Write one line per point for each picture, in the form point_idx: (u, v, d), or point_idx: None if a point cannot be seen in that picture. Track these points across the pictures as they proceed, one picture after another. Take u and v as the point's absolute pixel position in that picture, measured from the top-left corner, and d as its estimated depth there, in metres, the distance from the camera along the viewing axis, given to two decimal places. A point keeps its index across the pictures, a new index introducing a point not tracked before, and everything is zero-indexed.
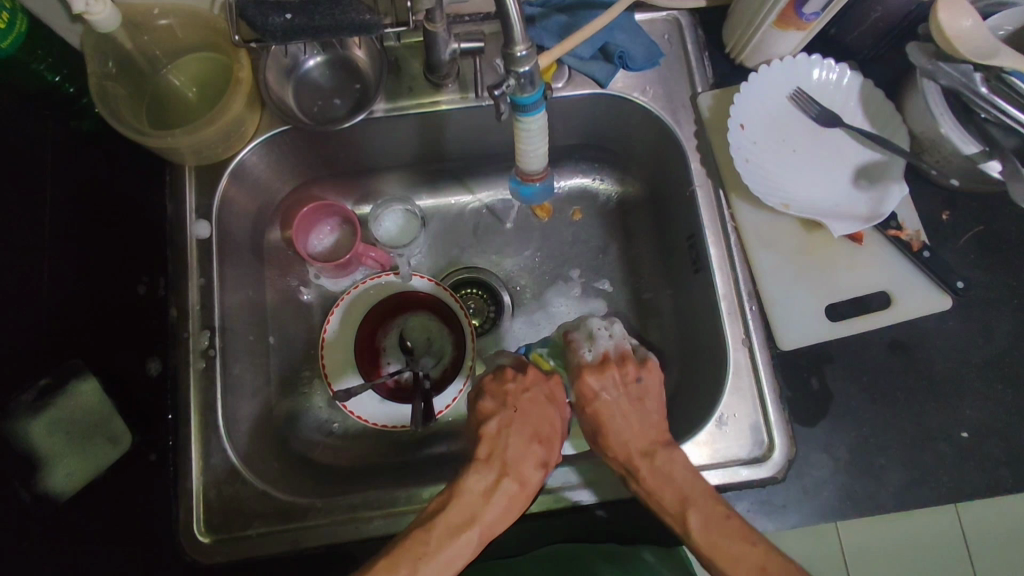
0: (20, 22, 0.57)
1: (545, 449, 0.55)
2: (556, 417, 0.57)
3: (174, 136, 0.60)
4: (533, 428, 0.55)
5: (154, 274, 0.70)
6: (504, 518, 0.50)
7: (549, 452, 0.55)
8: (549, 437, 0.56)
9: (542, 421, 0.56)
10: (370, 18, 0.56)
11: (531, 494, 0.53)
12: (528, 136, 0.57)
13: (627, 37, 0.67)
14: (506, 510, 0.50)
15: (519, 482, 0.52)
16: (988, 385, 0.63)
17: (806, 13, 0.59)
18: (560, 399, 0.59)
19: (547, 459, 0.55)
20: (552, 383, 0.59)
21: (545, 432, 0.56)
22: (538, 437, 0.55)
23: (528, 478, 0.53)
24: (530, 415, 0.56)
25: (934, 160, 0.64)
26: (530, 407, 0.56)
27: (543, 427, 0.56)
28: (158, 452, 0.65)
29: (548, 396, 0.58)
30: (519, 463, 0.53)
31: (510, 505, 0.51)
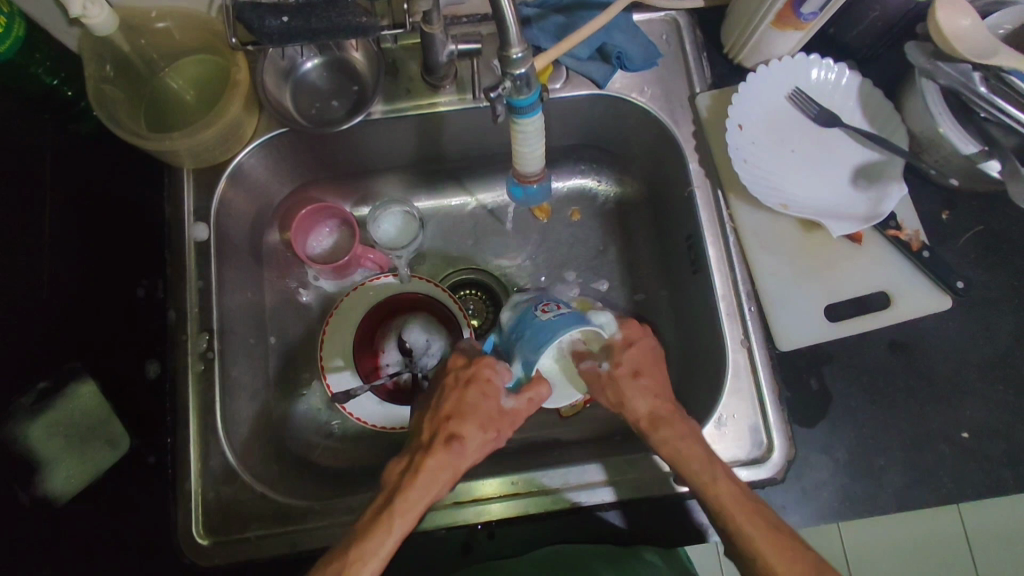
0: (17, 27, 0.57)
1: (457, 426, 0.52)
2: (473, 393, 0.54)
3: (170, 140, 0.60)
4: (447, 409, 0.54)
5: (155, 277, 0.69)
6: (423, 493, 0.49)
7: (465, 428, 0.52)
8: (466, 412, 0.53)
9: (457, 396, 0.54)
10: (366, 21, 0.55)
11: (452, 467, 0.51)
12: (525, 138, 0.57)
13: (624, 37, 0.67)
14: (426, 487, 0.50)
15: (428, 460, 0.51)
16: (988, 385, 0.62)
17: (805, 13, 0.59)
18: (488, 374, 0.55)
19: (464, 433, 0.52)
20: (475, 362, 0.55)
21: (461, 408, 0.53)
22: (450, 415, 0.53)
23: (442, 452, 0.51)
24: (445, 399, 0.55)
25: (933, 160, 0.64)
26: (444, 392, 0.55)
27: (458, 406, 0.54)
28: (158, 455, 0.64)
29: (468, 375, 0.55)
30: (438, 440, 0.52)
31: (427, 481, 0.50)
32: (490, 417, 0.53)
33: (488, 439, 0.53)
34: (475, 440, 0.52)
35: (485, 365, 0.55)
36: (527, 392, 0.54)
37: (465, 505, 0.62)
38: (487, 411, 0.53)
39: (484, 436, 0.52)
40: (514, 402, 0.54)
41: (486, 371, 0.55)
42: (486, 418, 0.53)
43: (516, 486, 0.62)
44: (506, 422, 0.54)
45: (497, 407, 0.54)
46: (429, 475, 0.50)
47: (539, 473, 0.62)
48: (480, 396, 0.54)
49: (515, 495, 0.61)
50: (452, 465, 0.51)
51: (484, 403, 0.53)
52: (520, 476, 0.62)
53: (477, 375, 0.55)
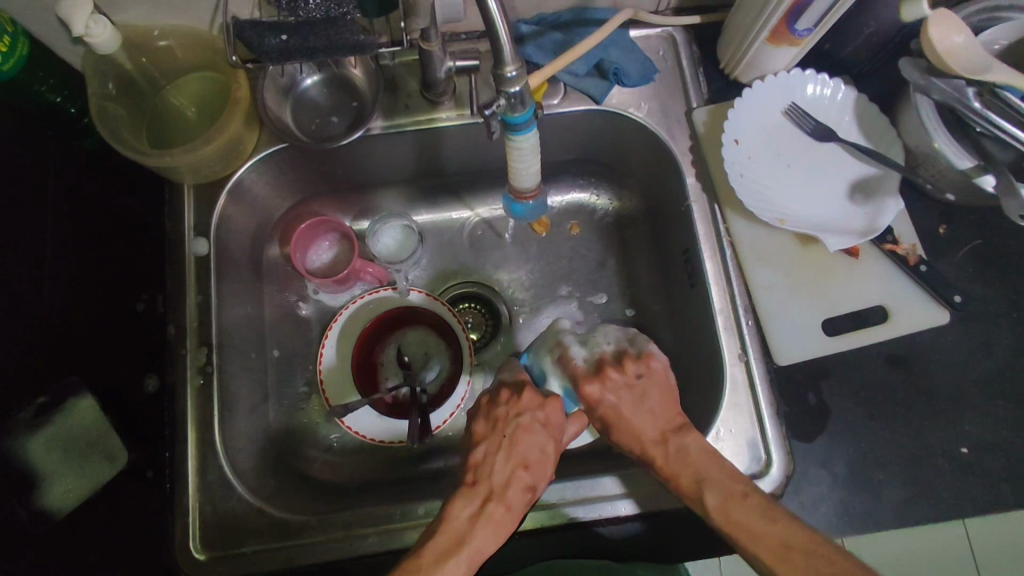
0: (22, 46, 0.57)
1: (535, 472, 0.52)
2: (543, 439, 0.53)
3: (171, 156, 0.61)
4: (518, 450, 0.52)
5: (154, 292, 0.70)
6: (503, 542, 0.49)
7: (539, 475, 0.52)
8: (541, 458, 0.53)
9: (520, 434, 0.53)
10: (364, 38, 0.57)
11: (520, 517, 0.50)
12: (520, 155, 0.57)
13: (621, 54, 0.68)
14: (498, 535, 0.47)
15: (506, 510, 0.49)
16: (988, 400, 0.62)
17: (799, 29, 0.59)
18: (557, 419, 0.55)
19: (535, 483, 0.52)
20: (548, 404, 0.55)
21: (543, 454, 0.53)
22: (526, 462, 0.52)
23: (516, 501, 0.50)
24: (520, 441, 0.53)
25: (929, 175, 0.64)
26: (518, 431, 0.53)
27: (532, 453, 0.52)
28: (154, 470, 0.64)
29: (543, 418, 0.54)
30: (508, 483, 0.50)
31: (502, 529, 0.48)
32: (553, 461, 0.54)
33: (544, 483, 0.54)
34: (540, 484, 0.53)
35: (554, 409, 0.56)
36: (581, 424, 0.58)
37: None
38: (550, 457, 0.54)
39: (547, 479, 0.53)
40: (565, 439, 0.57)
41: (554, 416, 0.55)
42: (551, 464, 0.53)
43: None
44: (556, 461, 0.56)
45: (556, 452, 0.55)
46: (503, 521, 0.48)
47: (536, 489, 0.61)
48: (553, 442, 0.54)
49: None
50: (522, 515, 0.50)
51: (555, 446, 0.54)
52: None
53: (550, 418, 0.55)
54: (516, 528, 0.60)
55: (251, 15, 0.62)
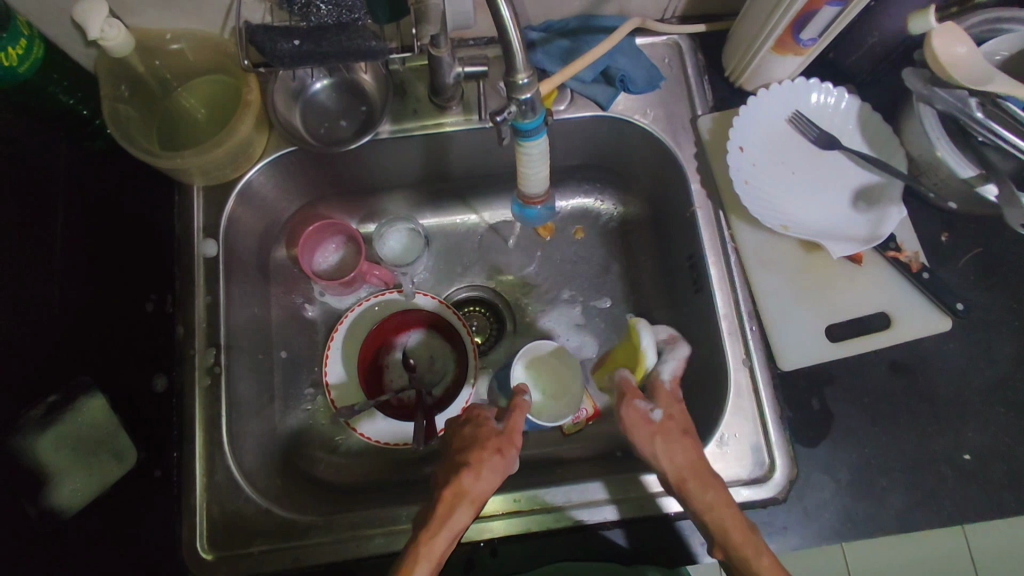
0: (37, 49, 0.58)
1: (467, 455, 0.54)
2: (466, 427, 0.58)
3: (182, 158, 0.62)
4: (453, 450, 0.56)
5: (164, 292, 0.70)
6: (455, 521, 0.50)
7: (474, 456, 0.53)
8: (468, 447, 0.55)
9: (452, 440, 0.58)
10: (375, 44, 0.58)
11: (468, 497, 0.51)
12: (529, 160, 0.58)
13: (627, 61, 0.69)
14: (439, 523, 0.49)
15: (442, 493, 0.51)
16: (989, 408, 0.63)
17: (804, 39, 0.60)
18: (479, 412, 0.59)
19: (472, 460, 0.53)
20: (467, 411, 0.61)
21: (464, 440, 0.56)
22: (456, 454, 0.55)
23: (459, 487, 0.51)
24: (453, 442, 0.57)
25: (932, 183, 0.65)
26: (449, 439, 0.58)
27: (461, 445, 0.56)
28: (163, 469, 0.65)
29: (466, 417, 0.60)
30: (445, 474, 0.53)
31: (443, 514, 0.50)
32: (498, 439, 0.55)
33: (499, 457, 0.54)
34: (486, 466, 0.53)
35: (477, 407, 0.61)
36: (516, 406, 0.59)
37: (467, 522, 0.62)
38: (484, 437, 0.56)
39: (495, 454, 0.54)
40: (505, 424, 0.57)
41: (477, 412, 0.59)
42: (489, 442, 0.55)
43: (518, 504, 0.62)
44: (509, 444, 0.55)
45: (498, 433, 0.56)
46: (442, 508, 0.50)
47: (542, 491, 0.63)
48: (475, 427, 0.57)
49: (518, 513, 0.62)
50: (464, 492, 0.51)
51: (479, 430, 0.56)
52: (523, 494, 0.63)
53: (472, 416, 0.60)
54: (521, 530, 0.62)
55: (263, 20, 0.62)
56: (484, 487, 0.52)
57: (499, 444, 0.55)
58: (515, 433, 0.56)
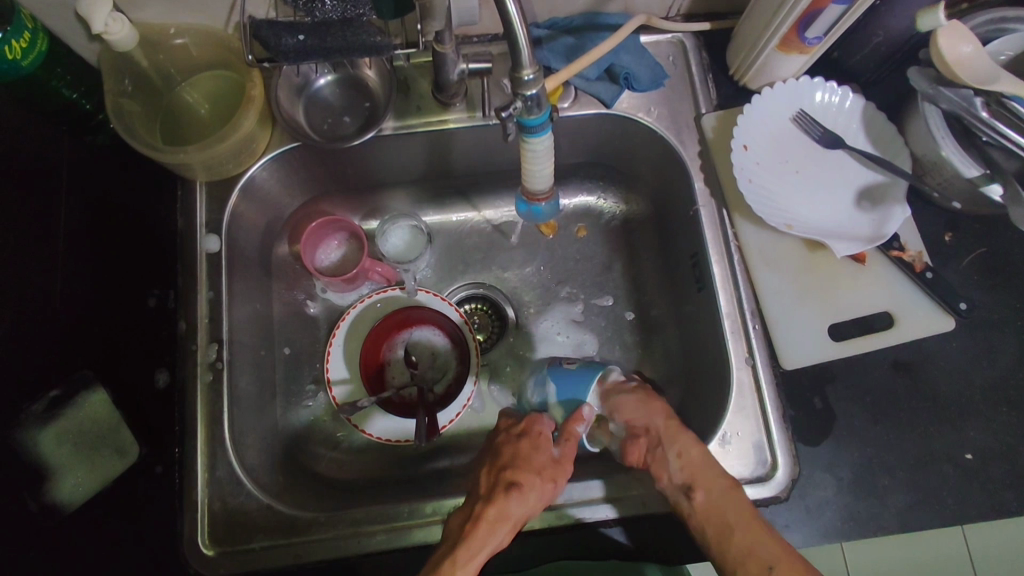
0: (41, 42, 0.58)
1: (518, 474, 0.54)
2: (521, 444, 0.58)
3: (183, 153, 0.61)
4: (504, 465, 0.55)
5: (166, 286, 0.69)
6: (494, 541, 0.49)
7: (526, 478, 0.54)
8: (522, 464, 0.55)
9: (501, 454, 0.57)
10: (380, 40, 0.58)
11: (512, 515, 0.51)
12: (534, 157, 0.58)
13: (631, 59, 0.69)
14: (483, 536, 0.49)
15: (489, 508, 0.51)
16: (991, 407, 0.63)
17: (809, 37, 0.60)
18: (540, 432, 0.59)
19: (522, 480, 0.53)
20: (526, 422, 0.60)
21: (521, 457, 0.56)
22: (508, 469, 0.54)
23: (505, 507, 0.51)
24: (505, 456, 0.57)
25: (936, 183, 0.65)
26: (500, 451, 0.58)
27: (515, 460, 0.56)
28: (165, 465, 0.64)
29: (521, 432, 0.59)
30: (491, 491, 0.53)
31: (489, 528, 0.49)
32: (551, 468, 0.56)
33: (545, 485, 0.55)
34: (534, 489, 0.54)
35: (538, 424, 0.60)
36: (570, 431, 0.59)
37: None
38: (539, 462, 0.56)
39: (543, 481, 0.54)
40: (561, 453, 0.58)
41: (536, 430, 0.59)
42: (543, 467, 0.55)
43: None
44: (561, 475, 0.56)
45: (552, 462, 0.57)
46: (487, 522, 0.50)
47: None
48: (533, 446, 0.57)
49: None
50: (510, 513, 0.51)
51: (536, 455, 0.57)
52: None
53: (529, 431, 0.59)
54: (521, 527, 0.61)
55: (266, 15, 0.62)
56: (526, 509, 0.52)
57: (553, 474, 0.55)
58: (565, 466, 0.57)
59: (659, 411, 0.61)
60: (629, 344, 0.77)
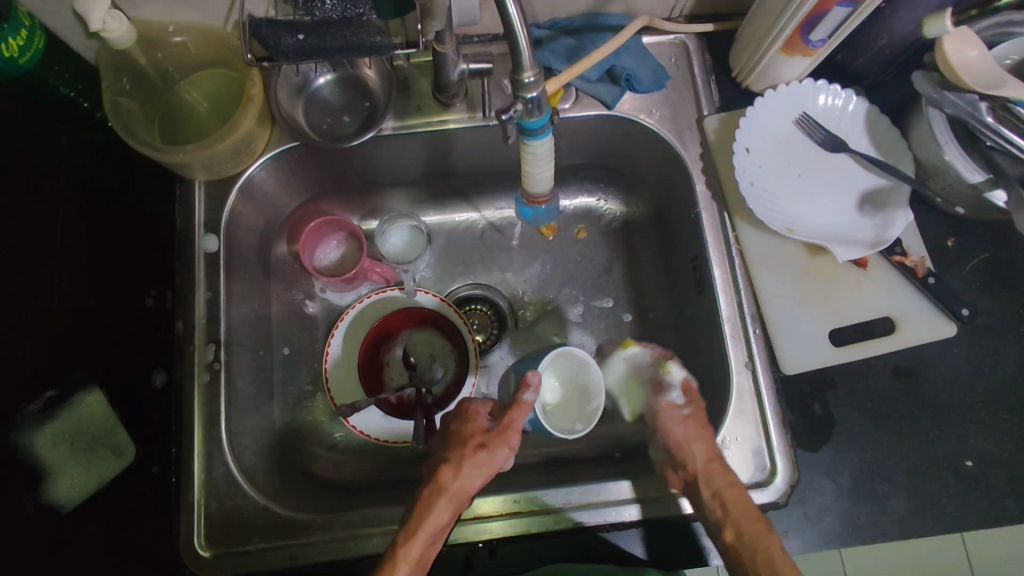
0: (38, 39, 0.57)
1: (450, 453, 0.59)
2: (455, 423, 0.63)
3: (182, 152, 0.61)
4: (443, 447, 0.61)
5: (163, 288, 0.71)
6: (436, 517, 0.54)
7: (458, 454, 0.58)
8: (453, 444, 0.60)
9: (444, 437, 0.62)
10: (380, 40, 0.57)
11: (449, 490, 0.56)
12: (534, 159, 0.58)
13: (633, 61, 0.68)
14: (425, 516, 0.54)
15: (427, 488, 0.56)
16: (993, 414, 0.62)
17: (813, 40, 0.59)
18: (474, 410, 0.63)
19: (454, 458, 0.58)
20: (462, 403, 0.65)
21: (453, 437, 0.61)
22: (445, 453, 0.60)
23: (443, 484, 0.56)
24: (446, 441, 0.61)
25: (939, 187, 0.64)
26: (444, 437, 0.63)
27: (451, 441, 0.61)
28: (161, 464, 0.65)
29: (458, 414, 0.64)
30: (432, 471, 0.58)
31: (426, 506, 0.55)
32: (484, 439, 0.60)
33: (484, 458, 0.58)
34: (467, 462, 0.58)
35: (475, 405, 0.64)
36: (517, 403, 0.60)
37: (463, 523, 0.62)
38: (468, 434, 0.60)
39: (477, 453, 0.58)
40: (496, 422, 0.61)
41: (471, 409, 0.63)
42: (474, 441, 0.60)
43: (516, 504, 0.62)
44: (496, 441, 0.59)
45: (484, 431, 0.61)
46: (425, 502, 0.55)
47: (542, 492, 0.62)
48: (463, 423, 0.62)
49: (516, 514, 0.62)
50: (444, 487, 0.56)
51: (466, 428, 0.61)
52: (521, 495, 0.62)
53: (464, 411, 0.63)
54: (520, 531, 0.61)
55: (266, 14, 0.62)
56: (466, 486, 0.57)
57: (484, 442, 0.59)
58: (506, 432, 0.60)
59: (700, 445, 0.60)
60: None
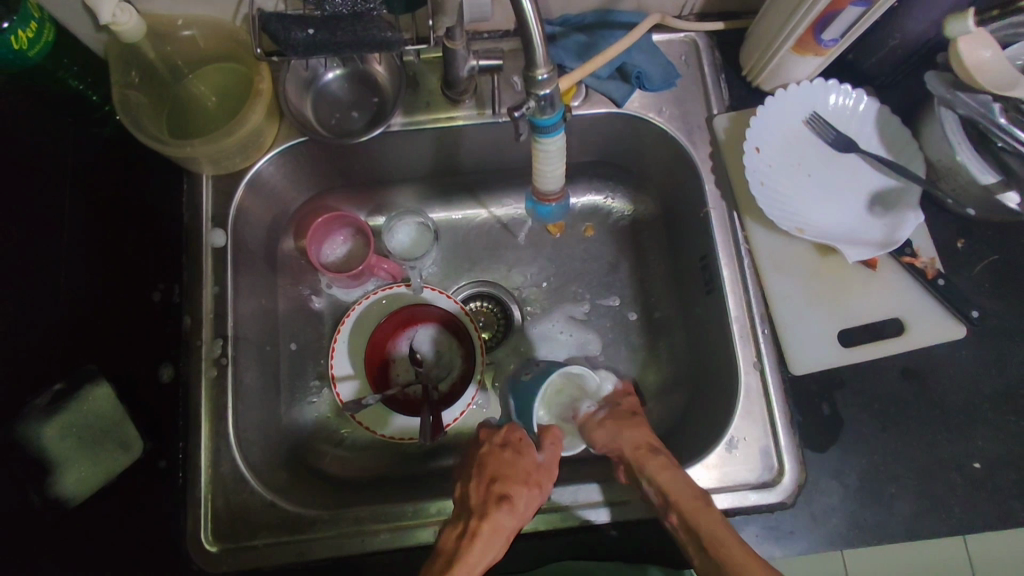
0: (48, 32, 0.57)
1: (505, 486, 0.52)
2: (496, 447, 0.56)
3: (191, 147, 0.61)
4: (486, 474, 0.54)
5: (171, 282, 0.68)
6: (491, 556, 0.48)
7: (516, 492, 0.52)
8: (508, 475, 0.53)
9: (482, 459, 0.55)
10: (391, 35, 0.57)
11: (505, 530, 0.50)
12: (546, 157, 0.57)
13: (644, 58, 0.68)
14: (483, 559, 0.47)
15: (485, 523, 0.49)
16: (1001, 416, 0.62)
17: (826, 40, 0.59)
18: (520, 438, 0.57)
19: (512, 493, 0.52)
20: (506, 428, 0.58)
21: (504, 468, 0.54)
22: (496, 483, 0.53)
23: (500, 523, 0.50)
24: (493, 466, 0.54)
25: (951, 188, 0.64)
26: (483, 459, 0.55)
27: (500, 469, 0.54)
28: (168, 460, 0.64)
29: (502, 440, 0.57)
30: (480, 503, 0.52)
31: (483, 547, 0.48)
32: (537, 474, 0.54)
33: (533, 496, 0.53)
34: (522, 499, 0.53)
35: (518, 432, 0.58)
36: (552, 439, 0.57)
37: None
38: (523, 469, 0.54)
39: (530, 491, 0.53)
40: (545, 456, 0.56)
41: (513, 436, 0.58)
42: (528, 476, 0.54)
43: None
44: (547, 482, 0.55)
45: (534, 465, 0.55)
46: (483, 540, 0.48)
47: (549, 490, 0.61)
48: (517, 454, 0.55)
49: None
50: (502, 527, 0.50)
51: (519, 462, 0.55)
52: None
53: (510, 438, 0.57)
54: (526, 529, 0.60)
55: (276, 9, 0.62)
56: (518, 525, 0.51)
57: (539, 480, 0.54)
58: (553, 471, 0.56)
59: (627, 437, 0.59)
60: (635, 345, 0.76)
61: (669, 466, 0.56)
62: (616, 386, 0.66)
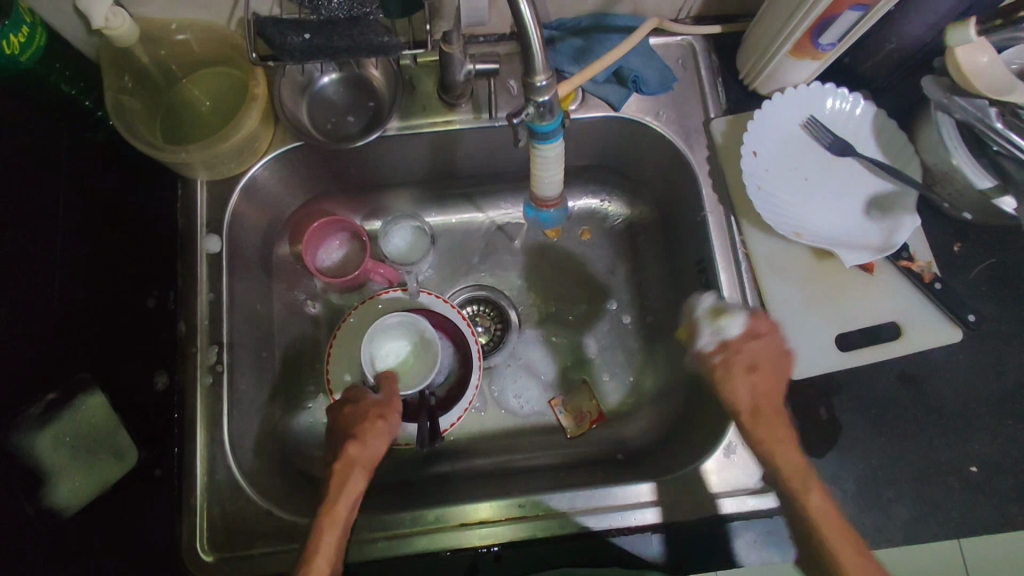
0: (39, 36, 0.56)
1: (350, 430, 0.57)
2: (344, 404, 0.60)
3: (187, 152, 0.60)
4: (338, 429, 0.58)
5: (165, 288, 0.67)
6: (351, 488, 0.53)
7: (361, 430, 0.56)
8: (350, 424, 0.58)
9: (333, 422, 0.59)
10: (388, 40, 0.57)
11: (362, 463, 0.55)
12: (544, 162, 0.57)
13: (640, 62, 0.67)
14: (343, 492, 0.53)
15: (337, 465, 0.54)
16: (998, 420, 0.62)
17: (823, 44, 0.59)
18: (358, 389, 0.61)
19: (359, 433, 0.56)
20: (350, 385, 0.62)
21: (348, 417, 0.58)
22: (345, 433, 0.57)
23: (351, 459, 0.55)
24: (340, 423, 0.58)
25: (946, 193, 0.64)
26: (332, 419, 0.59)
27: (346, 421, 0.58)
28: (164, 468, 0.63)
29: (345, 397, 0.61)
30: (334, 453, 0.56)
31: (339, 483, 0.53)
32: (378, 411, 0.58)
33: (384, 430, 0.57)
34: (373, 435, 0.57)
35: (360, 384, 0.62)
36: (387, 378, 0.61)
37: (469, 528, 0.61)
38: (364, 409, 0.58)
39: (379, 429, 0.57)
40: (383, 394, 0.60)
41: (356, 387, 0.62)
42: (372, 414, 0.58)
43: (522, 509, 0.62)
44: (392, 412, 0.59)
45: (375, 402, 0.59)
46: (338, 480, 0.54)
47: (547, 496, 0.62)
48: (357, 401, 0.59)
49: (521, 518, 0.61)
50: (352, 459, 0.54)
51: (360, 404, 0.59)
52: (527, 499, 0.62)
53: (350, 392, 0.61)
54: (526, 536, 0.61)
55: (272, 13, 0.61)
56: (371, 457, 0.55)
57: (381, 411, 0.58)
58: (394, 401, 0.60)
59: (747, 389, 0.53)
60: (631, 348, 0.76)
61: (782, 440, 0.52)
62: (744, 328, 0.55)
